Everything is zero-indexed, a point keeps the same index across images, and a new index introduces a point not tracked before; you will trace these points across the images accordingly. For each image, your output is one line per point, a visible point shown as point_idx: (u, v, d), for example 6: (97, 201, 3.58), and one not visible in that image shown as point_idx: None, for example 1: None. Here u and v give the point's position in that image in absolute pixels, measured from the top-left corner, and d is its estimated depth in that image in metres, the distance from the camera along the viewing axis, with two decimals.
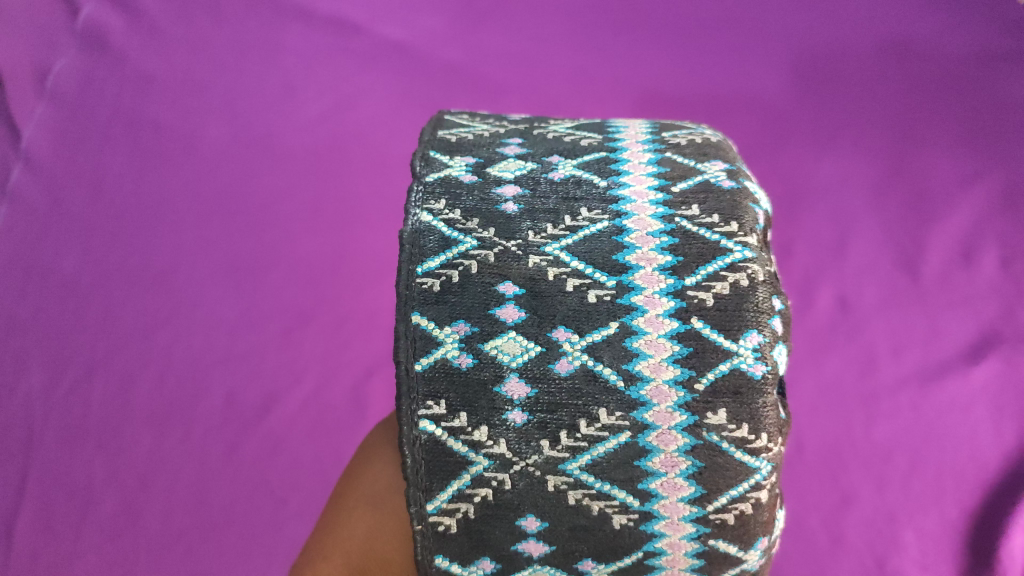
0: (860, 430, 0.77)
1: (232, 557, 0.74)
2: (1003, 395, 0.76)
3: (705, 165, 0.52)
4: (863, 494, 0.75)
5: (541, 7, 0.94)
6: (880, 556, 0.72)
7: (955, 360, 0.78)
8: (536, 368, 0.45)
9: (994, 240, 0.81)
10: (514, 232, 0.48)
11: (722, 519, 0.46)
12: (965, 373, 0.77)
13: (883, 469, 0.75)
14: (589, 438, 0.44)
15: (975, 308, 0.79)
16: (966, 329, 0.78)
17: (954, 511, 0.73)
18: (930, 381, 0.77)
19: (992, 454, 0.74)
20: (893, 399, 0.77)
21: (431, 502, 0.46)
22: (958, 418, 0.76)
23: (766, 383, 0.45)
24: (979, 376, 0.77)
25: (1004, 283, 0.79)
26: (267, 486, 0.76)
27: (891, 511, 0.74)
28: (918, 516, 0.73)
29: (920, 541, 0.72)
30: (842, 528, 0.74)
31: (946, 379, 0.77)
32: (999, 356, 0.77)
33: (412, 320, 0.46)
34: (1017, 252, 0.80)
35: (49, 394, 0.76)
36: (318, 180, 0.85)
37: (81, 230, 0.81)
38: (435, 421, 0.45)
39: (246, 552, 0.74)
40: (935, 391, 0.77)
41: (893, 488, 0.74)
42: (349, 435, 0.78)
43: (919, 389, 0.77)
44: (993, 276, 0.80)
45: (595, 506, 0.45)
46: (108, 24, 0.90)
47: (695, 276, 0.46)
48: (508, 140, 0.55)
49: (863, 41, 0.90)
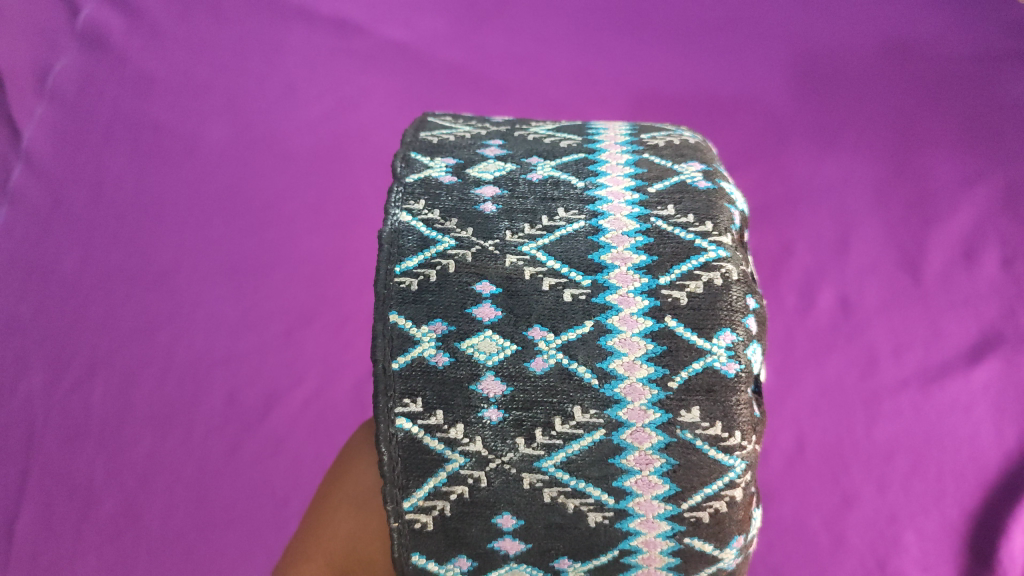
0: (861, 430, 0.77)
1: (233, 558, 0.74)
2: (1004, 394, 0.76)
3: (682, 166, 0.52)
4: (863, 494, 0.75)
5: (542, 9, 0.94)
6: (881, 557, 0.73)
7: (956, 360, 0.78)
8: (512, 366, 0.45)
9: (995, 241, 0.82)
10: (491, 231, 0.48)
11: (697, 516, 0.46)
12: (966, 373, 0.77)
13: (883, 469, 0.76)
14: (564, 436, 0.45)
15: (976, 308, 0.79)
16: (967, 329, 0.79)
17: (955, 511, 0.73)
18: (932, 382, 0.78)
19: (992, 454, 0.75)
20: (895, 400, 0.77)
21: (408, 500, 0.46)
22: (959, 418, 0.76)
23: (740, 382, 0.45)
24: (980, 376, 0.77)
25: (1004, 283, 0.80)
26: (269, 486, 0.77)
27: (892, 511, 0.74)
28: (919, 516, 0.73)
29: (921, 542, 0.73)
30: (842, 528, 0.74)
31: (947, 379, 0.78)
32: (1000, 356, 0.78)
33: (390, 319, 0.46)
34: (1017, 253, 0.81)
35: (50, 394, 0.76)
36: (322, 181, 0.86)
37: (83, 232, 0.82)
38: (412, 419, 0.45)
39: (246, 554, 0.74)
40: (936, 392, 0.77)
41: (894, 489, 0.75)
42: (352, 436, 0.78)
43: (920, 389, 0.77)
44: (994, 276, 0.80)
45: (571, 503, 0.45)
46: (109, 25, 0.91)
47: (669, 275, 0.46)
48: (489, 141, 0.56)
49: (858, 43, 0.91)
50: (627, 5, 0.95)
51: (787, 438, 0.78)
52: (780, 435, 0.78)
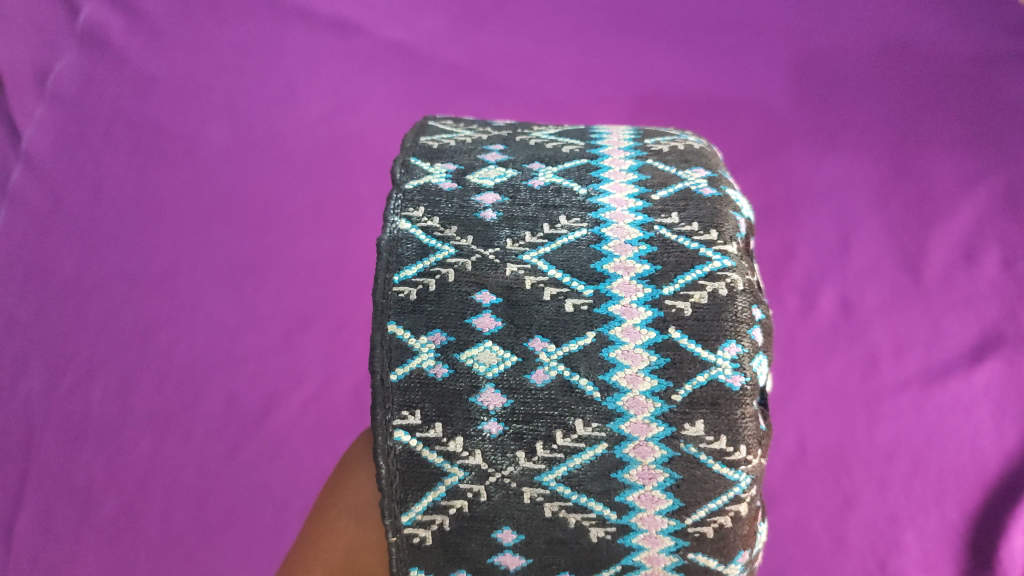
0: (862, 431, 0.76)
1: (231, 559, 0.74)
2: (1004, 395, 0.75)
3: (686, 172, 0.51)
4: (864, 495, 0.74)
5: (544, 8, 0.93)
6: (881, 557, 0.72)
7: (957, 361, 0.77)
8: (512, 378, 0.44)
9: (995, 240, 0.80)
10: (491, 240, 0.47)
11: (701, 532, 0.45)
12: (966, 374, 0.76)
13: (884, 470, 0.75)
14: (565, 450, 0.44)
15: (977, 309, 0.78)
16: (968, 329, 0.78)
17: (956, 512, 0.72)
18: (932, 382, 0.77)
19: (992, 454, 0.74)
20: (896, 400, 0.76)
21: (406, 514, 0.45)
22: (960, 418, 0.75)
23: (745, 395, 0.44)
24: (981, 377, 0.76)
25: (1005, 284, 0.79)
26: (266, 487, 0.76)
27: (892, 512, 0.73)
28: (919, 517, 0.73)
29: (922, 542, 0.72)
30: (843, 530, 0.74)
31: (949, 380, 0.76)
32: (1001, 356, 0.77)
33: (388, 329, 0.45)
34: (1018, 253, 0.80)
35: (49, 395, 0.75)
36: (319, 181, 0.85)
37: (82, 232, 0.81)
38: (410, 432, 0.44)
39: (244, 555, 0.74)
40: (937, 392, 0.76)
41: (894, 489, 0.74)
42: (349, 436, 0.78)
43: (920, 389, 0.76)
44: (995, 277, 0.79)
45: (572, 518, 0.45)
46: (108, 24, 0.90)
47: (673, 284, 0.45)
48: (490, 146, 0.55)
49: (862, 42, 0.90)
50: (631, 4, 0.94)
51: (789, 440, 0.77)
52: (782, 437, 0.77)
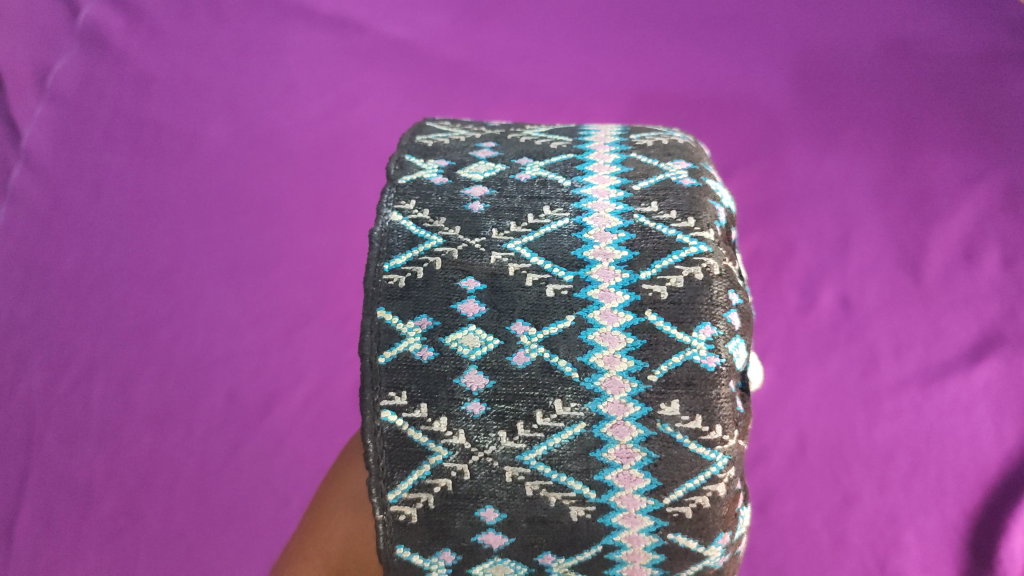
0: (862, 430, 0.76)
1: (232, 555, 0.76)
2: (1005, 394, 0.76)
3: (668, 164, 0.53)
4: (863, 494, 0.74)
5: (543, 9, 0.96)
6: (881, 557, 0.72)
7: (957, 360, 0.78)
8: (494, 360, 0.46)
9: (997, 240, 0.81)
10: (478, 230, 0.49)
11: (680, 512, 0.46)
12: (966, 374, 0.77)
13: (884, 469, 0.75)
14: (545, 429, 0.45)
15: (977, 308, 0.79)
16: (968, 329, 0.78)
17: (955, 511, 0.73)
18: (932, 381, 0.77)
19: (992, 454, 0.74)
20: (895, 399, 0.77)
21: (393, 492, 0.47)
22: (960, 419, 0.75)
23: (721, 375, 0.45)
24: (981, 376, 0.77)
25: (1005, 283, 0.79)
26: (267, 485, 0.78)
27: (892, 512, 0.73)
28: (919, 517, 0.73)
29: (921, 542, 0.72)
30: (843, 529, 0.73)
31: (948, 379, 0.77)
32: (1001, 356, 0.77)
33: (378, 315, 0.47)
34: (1018, 253, 0.80)
35: (49, 394, 0.79)
36: (326, 181, 0.88)
37: (83, 238, 0.84)
38: (397, 411, 0.46)
39: (244, 551, 0.76)
40: (936, 391, 0.77)
41: (894, 489, 0.74)
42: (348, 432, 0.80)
43: (920, 389, 0.77)
44: (994, 275, 0.80)
45: (553, 497, 0.46)
46: (108, 24, 0.94)
47: (651, 269, 0.46)
48: (481, 144, 0.57)
49: (866, 37, 0.91)
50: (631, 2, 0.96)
51: (788, 437, 0.77)
52: (782, 434, 0.78)
